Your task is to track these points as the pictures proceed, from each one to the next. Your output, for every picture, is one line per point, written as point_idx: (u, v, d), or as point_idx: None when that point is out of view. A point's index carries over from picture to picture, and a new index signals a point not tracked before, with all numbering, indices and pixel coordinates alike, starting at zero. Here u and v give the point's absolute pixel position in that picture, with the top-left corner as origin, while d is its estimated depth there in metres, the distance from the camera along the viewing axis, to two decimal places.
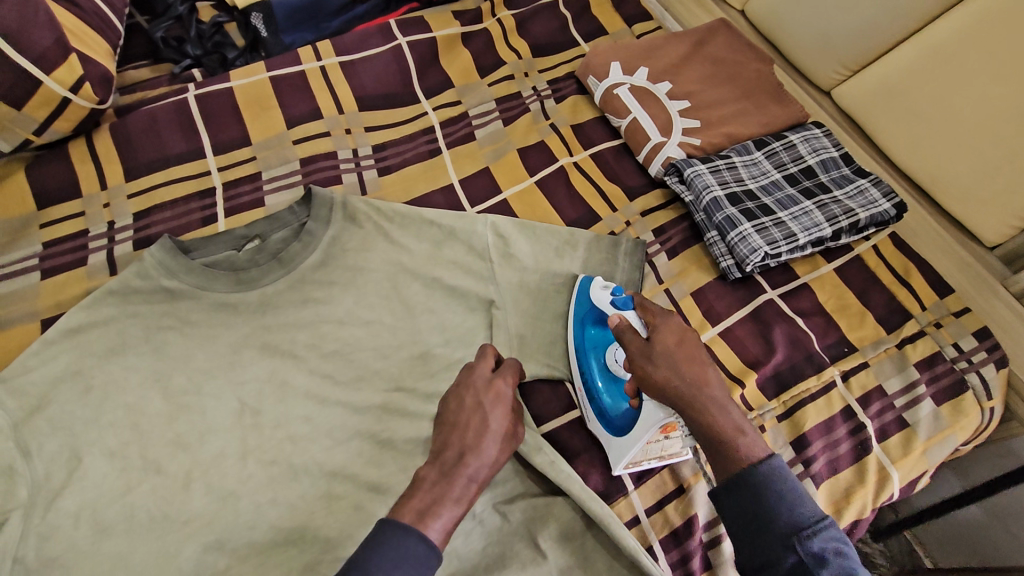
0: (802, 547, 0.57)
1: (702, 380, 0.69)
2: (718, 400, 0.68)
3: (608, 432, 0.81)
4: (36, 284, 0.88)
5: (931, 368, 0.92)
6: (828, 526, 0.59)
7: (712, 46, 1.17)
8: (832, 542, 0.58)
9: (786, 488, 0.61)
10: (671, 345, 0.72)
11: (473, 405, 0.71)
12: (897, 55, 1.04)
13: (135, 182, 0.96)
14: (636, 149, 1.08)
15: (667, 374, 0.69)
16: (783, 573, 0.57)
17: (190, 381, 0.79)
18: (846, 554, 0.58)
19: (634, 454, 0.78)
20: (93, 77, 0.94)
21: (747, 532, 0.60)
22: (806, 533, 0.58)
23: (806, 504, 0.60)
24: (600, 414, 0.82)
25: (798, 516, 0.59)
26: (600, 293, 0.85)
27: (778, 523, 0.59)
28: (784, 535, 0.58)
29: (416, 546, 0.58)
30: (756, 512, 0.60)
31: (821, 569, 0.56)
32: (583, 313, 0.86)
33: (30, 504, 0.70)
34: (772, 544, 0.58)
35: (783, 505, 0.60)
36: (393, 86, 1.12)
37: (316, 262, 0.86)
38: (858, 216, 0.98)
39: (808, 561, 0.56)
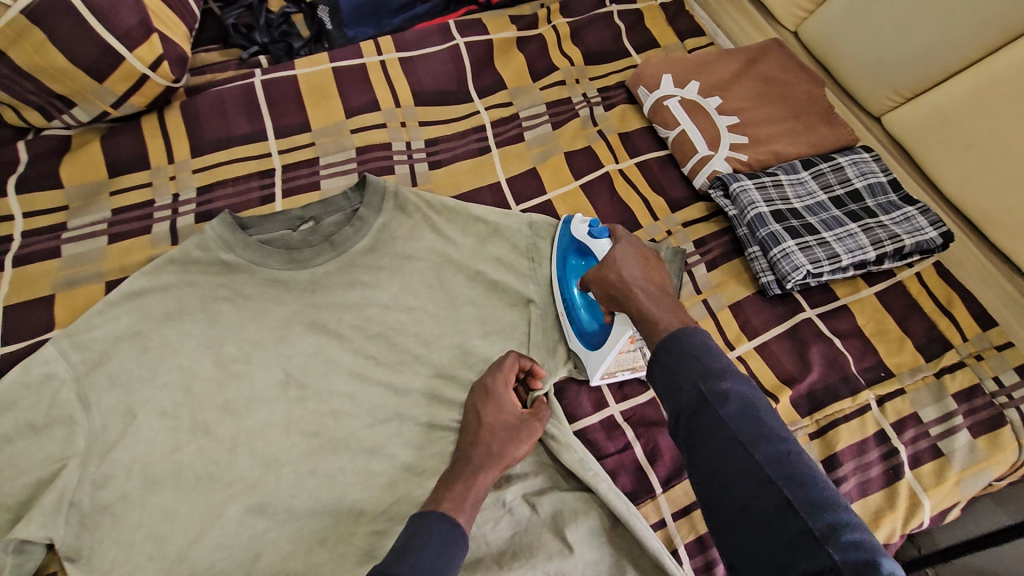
0: (707, 390, 0.57)
1: (648, 282, 0.73)
2: (656, 293, 0.71)
3: (585, 347, 0.86)
4: (103, 247, 0.93)
5: (969, 400, 0.91)
6: (734, 372, 0.59)
7: (764, 64, 1.18)
8: (737, 384, 0.58)
9: (698, 339, 0.61)
10: (627, 252, 0.77)
11: (473, 412, 0.79)
12: (952, 84, 1.04)
13: (200, 158, 1.01)
14: (682, 160, 1.10)
15: (615, 274, 0.74)
16: (691, 415, 0.57)
17: (241, 350, 0.82)
18: (751, 395, 0.58)
19: (609, 365, 0.85)
20: (171, 57, 0.99)
21: (661, 382, 0.60)
22: (714, 376, 0.58)
23: (714, 353, 0.60)
24: (577, 331, 0.87)
25: (706, 361, 0.59)
26: (580, 225, 0.88)
27: (687, 367, 0.59)
28: (692, 379, 0.58)
29: (440, 524, 0.63)
30: (669, 367, 0.60)
31: (726, 408, 0.56)
32: (564, 246, 0.90)
33: (87, 452, 0.74)
34: (680, 388, 0.58)
35: (693, 352, 0.60)
36: (448, 84, 1.15)
37: (366, 247, 0.88)
38: (903, 242, 0.98)
39: (713, 400, 0.57)
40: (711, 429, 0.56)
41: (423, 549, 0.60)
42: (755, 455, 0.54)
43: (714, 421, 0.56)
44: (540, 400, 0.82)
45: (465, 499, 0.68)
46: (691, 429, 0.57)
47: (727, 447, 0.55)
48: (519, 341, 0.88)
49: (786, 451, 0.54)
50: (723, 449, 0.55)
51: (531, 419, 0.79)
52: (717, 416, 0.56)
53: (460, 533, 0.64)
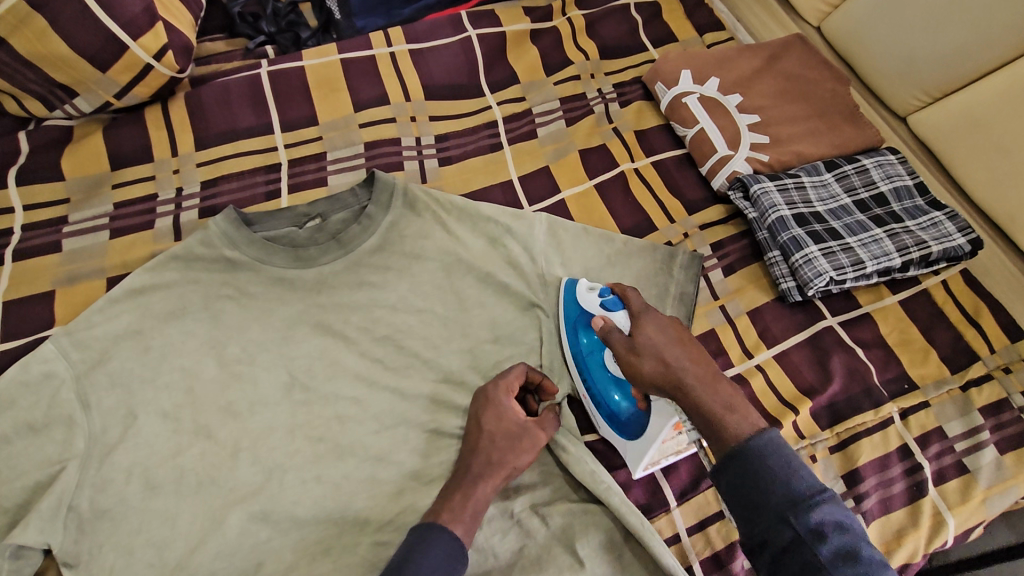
0: (799, 525, 0.56)
1: (691, 360, 0.67)
2: (704, 374, 0.66)
3: (622, 437, 0.79)
4: (105, 242, 0.91)
5: (996, 415, 0.88)
6: (827, 498, 0.57)
7: (786, 61, 1.13)
8: (832, 516, 0.56)
9: (780, 459, 0.59)
10: (653, 333, 0.70)
11: (475, 420, 0.76)
12: (984, 85, 1.00)
13: (205, 151, 0.98)
14: (700, 160, 1.06)
15: (652, 367, 0.68)
16: (783, 549, 0.56)
17: (245, 351, 0.79)
18: (847, 526, 0.56)
19: (651, 456, 0.76)
20: (176, 46, 0.96)
21: (743, 507, 0.59)
22: (803, 508, 0.56)
23: (802, 476, 0.58)
24: (610, 419, 0.80)
25: (795, 487, 0.57)
26: (588, 296, 0.81)
27: (774, 496, 0.57)
28: (781, 510, 0.57)
29: (440, 535, 0.63)
30: (754, 492, 0.58)
31: (819, 547, 0.55)
32: (574, 319, 0.83)
33: (85, 455, 0.72)
34: (769, 520, 0.57)
35: (778, 474, 0.58)
36: (459, 77, 1.12)
37: (373, 245, 0.85)
38: (930, 249, 0.94)
39: (807, 538, 0.55)
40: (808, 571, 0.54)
41: None
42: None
43: (807, 559, 0.55)
44: (550, 410, 0.79)
45: (464, 509, 0.67)
46: (782, 565, 0.56)
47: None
48: (530, 347, 0.86)
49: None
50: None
51: (535, 430, 0.75)
52: (813, 556, 0.55)
53: (464, 556, 0.63)
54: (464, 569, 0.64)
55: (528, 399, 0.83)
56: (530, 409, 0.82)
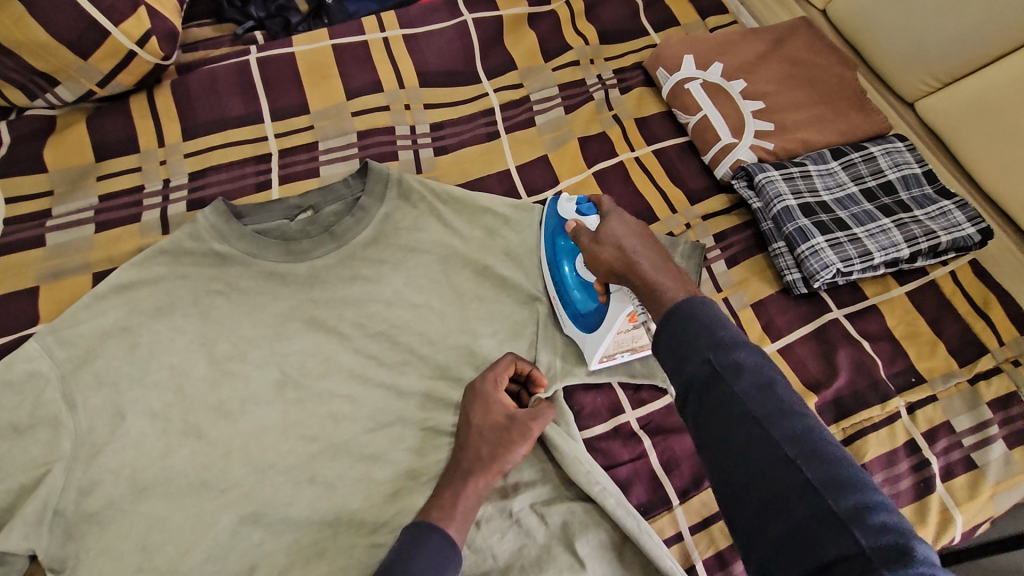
0: (716, 362, 0.52)
1: (648, 247, 0.68)
2: (657, 259, 0.66)
3: (581, 331, 0.81)
4: (90, 236, 0.88)
5: (1005, 408, 0.86)
6: (748, 341, 0.53)
7: (791, 45, 1.10)
8: (751, 354, 0.52)
9: (702, 307, 0.55)
10: (616, 225, 0.70)
11: (465, 415, 0.74)
12: (997, 69, 0.97)
13: (193, 141, 0.95)
14: (703, 148, 1.03)
15: (610, 252, 0.69)
16: (702, 389, 0.52)
17: (236, 348, 0.77)
18: (767, 366, 0.52)
19: (607, 347, 0.79)
20: (160, 33, 0.92)
21: (668, 356, 0.55)
22: (722, 346, 0.52)
23: (725, 323, 0.54)
24: (572, 316, 0.82)
25: (715, 332, 0.53)
26: (566, 204, 0.83)
27: (695, 339, 0.53)
28: (700, 351, 0.53)
29: (430, 536, 0.61)
30: (677, 339, 0.55)
31: (735, 379, 0.51)
32: (552, 226, 0.84)
33: (72, 457, 0.70)
34: (688, 362, 0.53)
35: (699, 322, 0.55)
36: (455, 63, 1.08)
37: (367, 239, 0.83)
38: (939, 239, 0.92)
39: (723, 373, 0.51)
40: (723, 407, 0.50)
41: None
42: (771, 430, 0.48)
43: (724, 393, 0.51)
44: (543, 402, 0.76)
45: (456, 508, 0.66)
46: (699, 407, 0.52)
47: (740, 424, 0.50)
48: (529, 341, 0.83)
49: (807, 427, 0.49)
50: (735, 424, 0.50)
51: (527, 423, 0.72)
52: (729, 390, 0.51)
53: (456, 556, 0.62)
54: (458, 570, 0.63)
55: (521, 394, 0.80)
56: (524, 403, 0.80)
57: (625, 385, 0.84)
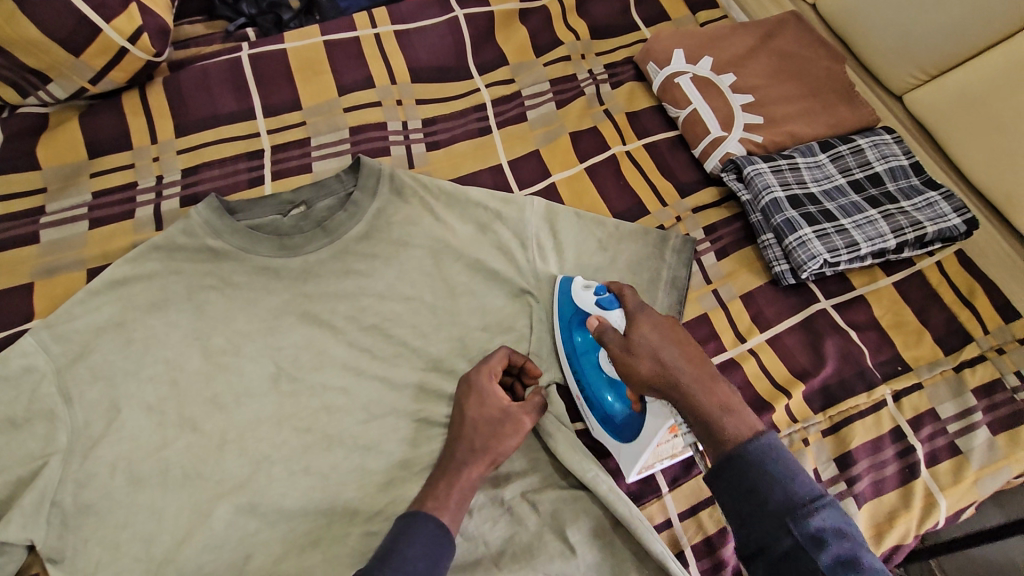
0: (798, 531, 0.54)
1: (688, 360, 0.66)
2: (700, 376, 0.64)
3: (617, 439, 0.78)
4: (84, 232, 0.89)
5: (989, 396, 0.87)
6: (824, 504, 0.56)
7: (780, 39, 1.11)
8: (830, 521, 0.55)
9: (777, 463, 0.58)
10: (648, 333, 0.68)
11: (459, 407, 0.75)
12: (983, 62, 0.98)
13: (186, 138, 0.96)
14: (693, 142, 1.04)
15: (648, 368, 0.66)
16: (782, 555, 0.55)
17: (230, 342, 0.78)
18: (845, 533, 0.55)
19: (646, 459, 0.75)
20: (151, 29, 0.92)
21: (740, 510, 0.57)
22: (802, 515, 0.55)
23: (801, 481, 0.57)
24: (607, 423, 0.79)
25: (793, 496, 0.56)
26: (584, 295, 0.79)
27: (774, 503, 0.56)
28: (780, 516, 0.55)
29: (425, 524, 0.62)
30: (753, 498, 0.57)
31: (819, 554, 0.54)
32: (570, 319, 0.81)
33: (68, 450, 0.71)
34: (766, 524, 0.56)
35: (777, 479, 0.57)
36: (446, 59, 1.09)
37: (360, 233, 0.84)
38: (925, 229, 0.93)
39: (805, 543, 0.54)
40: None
41: (412, 567, 0.59)
42: None
43: (807, 566, 0.53)
44: (536, 394, 0.77)
45: (450, 497, 0.67)
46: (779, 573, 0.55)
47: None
48: (521, 334, 0.84)
49: None
50: None
51: (520, 416, 0.74)
52: (812, 563, 0.53)
53: (450, 543, 0.63)
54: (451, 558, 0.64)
55: (514, 386, 0.81)
56: (516, 395, 0.81)
57: None
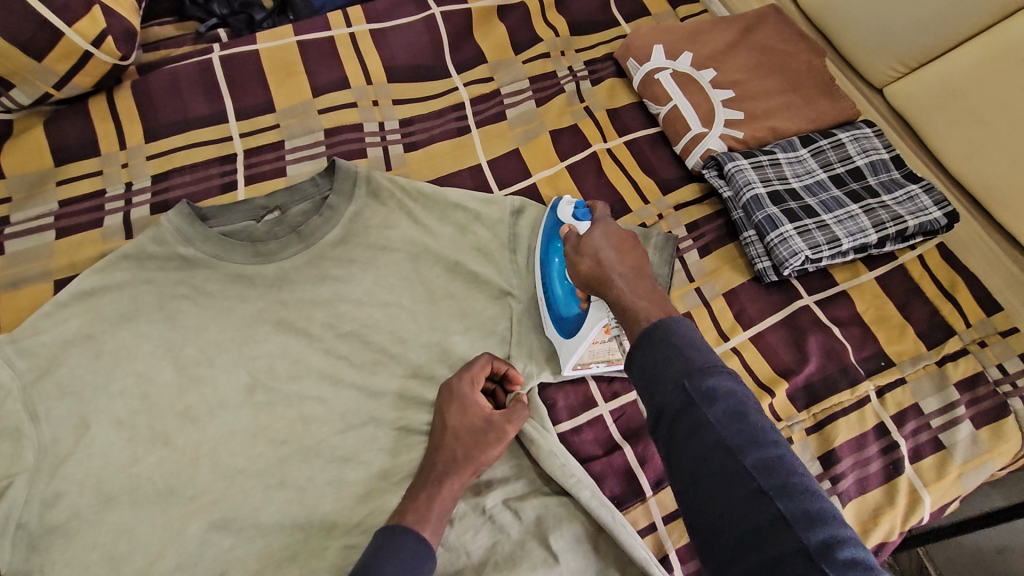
0: (692, 388, 0.52)
1: (624, 261, 0.70)
2: (632, 275, 0.68)
3: (560, 335, 0.81)
4: (50, 242, 0.86)
5: (972, 389, 0.87)
6: (722, 368, 0.54)
7: (761, 33, 1.10)
8: (725, 382, 0.53)
9: (681, 331, 0.56)
10: (600, 238, 0.72)
11: (441, 417, 0.73)
12: (963, 53, 0.97)
13: (155, 143, 0.94)
14: (674, 139, 1.03)
15: (588, 262, 0.70)
16: (676, 414, 0.52)
17: (203, 353, 0.76)
18: (741, 394, 0.53)
19: (582, 355, 0.80)
20: (117, 32, 0.90)
21: (641, 378, 0.55)
22: (698, 374, 0.53)
23: (701, 347, 0.55)
24: (553, 318, 0.81)
25: (691, 357, 0.54)
26: (564, 207, 0.83)
27: (670, 365, 0.54)
28: (676, 376, 0.53)
29: (404, 539, 0.61)
30: (655, 363, 0.55)
31: (710, 409, 0.51)
32: (549, 229, 0.83)
33: (35, 468, 0.69)
34: (662, 384, 0.54)
35: (678, 347, 0.55)
36: (423, 58, 1.07)
37: (336, 238, 0.82)
38: (906, 224, 0.93)
39: (698, 400, 0.52)
40: (696, 433, 0.51)
41: None
42: (743, 460, 0.49)
43: (698, 421, 0.51)
44: (519, 401, 0.76)
45: (431, 509, 0.66)
46: (672, 431, 0.53)
47: (712, 450, 0.50)
48: (502, 337, 0.83)
49: (779, 459, 0.50)
50: (710, 456, 0.50)
51: (503, 425, 0.73)
52: (702, 418, 0.51)
53: (430, 557, 0.62)
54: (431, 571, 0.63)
55: (496, 393, 0.79)
56: (498, 401, 0.79)
57: (598, 379, 0.85)
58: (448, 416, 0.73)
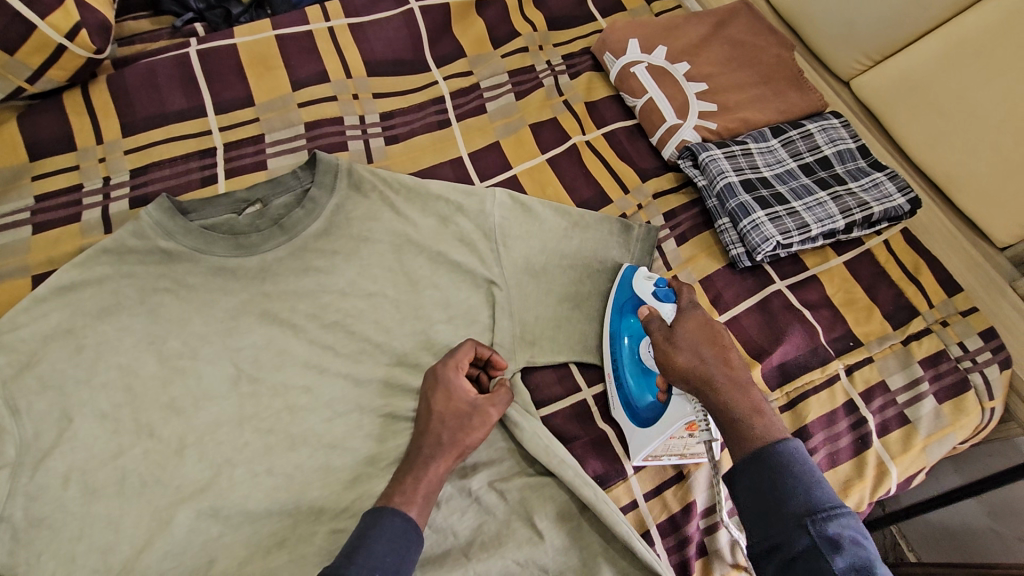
0: (815, 531, 0.55)
1: (725, 361, 0.70)
2: (736, 380, 0.68)
3: (632, 423, 0.80)
4: (27, 238, 0.86)
5: (935, 366, 0.91)
6: (846, 515, 0.57)
7: (732, 28, 1.13)
8: (849, 532, 0.55)
9: (803, 470, 0.59)
10: (693, 331, 0.72)
11: (428, 405, 0.74)
12: (923, 46, 1.01)
13: (133, 137, 0.93)
14: (650, 130, 1.06)
15: (687, 361, 0.70)
16: (794, 555, 0.55)
17: (186, 345, 0.76)
18: (867, 548, 0.55)
19: (656, 448, 0.77)
20: (91, 25, 0.89)
21: (757, 508, 0.59)
22: (821, 516, 0.56)
23: (823, 488, 0.58)
24: (627, 406, 0.82)
25: (813, 498, 0.57)
26: (644, 284, 0.83)
27: (792, 503, 0.57)
28: (798, 516, 0.56)
29: (392, 520, 0.62)
30: (775, 495, 0.58)
31: (834, 557, 0.54)
32: (624, 302, 0.85)
33: (18, 463, 0.69)
34: (782, 521, 0.57)
35: (801, 485, 0.58)
36: (403, 52, 1.08)
37: (318, 230, 0.82)
38: (872, 209, 0.96)
39: (821, 545, 0.54)
40: None
41: (378, 563, 0.59)
42: None
43: (819, 567, 0.53)
44: (502, 385, 0.77)
45: (417, 491, 0.67)
46: (789, 571, 0.55)
47: None
48: (485, 325, 0.84)
49: None
50: None
51: (487, 409, 0.74)
52: (824, 565, 0.53)
53: (417, 537, 0.63)
54: (419, 552, 0.64)
55: (480, 377, 0.81)
56: (482, 385, 0.81)
57: (582, 365, 0.88)
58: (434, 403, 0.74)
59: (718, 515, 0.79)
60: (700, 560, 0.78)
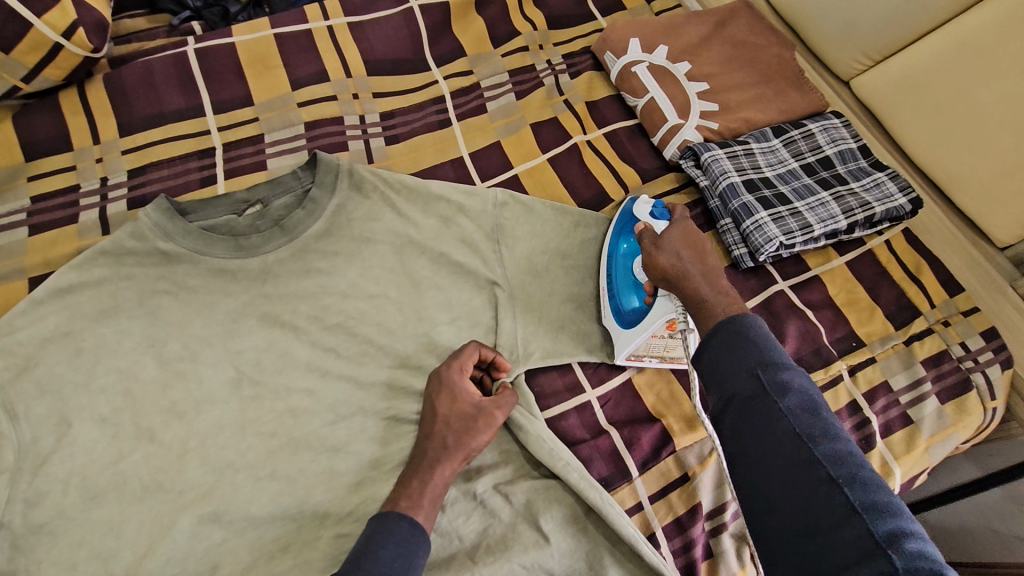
0: (766, 380, 0.57)
1: (703, 261, 0.73)
2: (710, 274, 0.72)
3: (618, 325, 0.84)
4: (24, 239, 0.85)
5: (938, 366, 0.92)
6: (794, 365, 0.59)
7: (732, 27, 1.13)
8: (797, 378, 0.57)
9: (755, 329, 0.60)
10: (676, 236, 0.76)
11: (432, 408, 0.74)
12: (923, 45, 1.02)
13: (131, 137, 0.92)
14: (651, 130, 1.06)
15: (666, 260, 0.73)
16: (747, 402, 0.57)
17: (186, 349, 0.75)
18: (812, 390, 0.57)
19: (638, 347, 0.83)
20: (88, 23, 0.88)
21: (712, 368, 0.60)
22: (771, 367, 0.57)
23: (774, 344, 0.59)
24: (613, 309, 0.85)
25: (764, 351, 0.58)
26: (642, 206, 0.84)
27: (745, 357, 0.58)
28: (750, 368, 0.58)
29: (399, 524, 0.62)
30: (729, 354, 0.59)
31: (783, 399, 0.56)
32: (622, 224, 0.88)
33: (16, 469, 0.68)
34: (735, 373, 0.58)
35: (753, 342, 0.59)
36: (403, 51, 1.07)
37: (319, 231, 0.81)
38: (873, 210, 0.96)
39: (771, 389, 0.56)
40: (766, 420, 0.55)
41: (386, 569, 0.58)
42: (812, 449, 0.53)
43: (770, 408, 0.56)
44: (506, 388, 0.77)
45: (423, 495, 0.67)
46: (741, 417, 0.57)
47: (782, 439, 0.54)
48: (488, 326, 0.84)
49: (849, 455, 0.53)
50: (780, 444, 0.54)
51: (492, 412, 0.74)
52: (774, 407, 0.56)
53: (424, 542, 0.63)
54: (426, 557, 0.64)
55: (483, 380, 0.81)
56: (485, 388, 0.81)
57: (584, 365, 0.87)
58: (438, 406, 0.74)
59: (723, 516, 0.79)
60: (705, 562, 0.78)
